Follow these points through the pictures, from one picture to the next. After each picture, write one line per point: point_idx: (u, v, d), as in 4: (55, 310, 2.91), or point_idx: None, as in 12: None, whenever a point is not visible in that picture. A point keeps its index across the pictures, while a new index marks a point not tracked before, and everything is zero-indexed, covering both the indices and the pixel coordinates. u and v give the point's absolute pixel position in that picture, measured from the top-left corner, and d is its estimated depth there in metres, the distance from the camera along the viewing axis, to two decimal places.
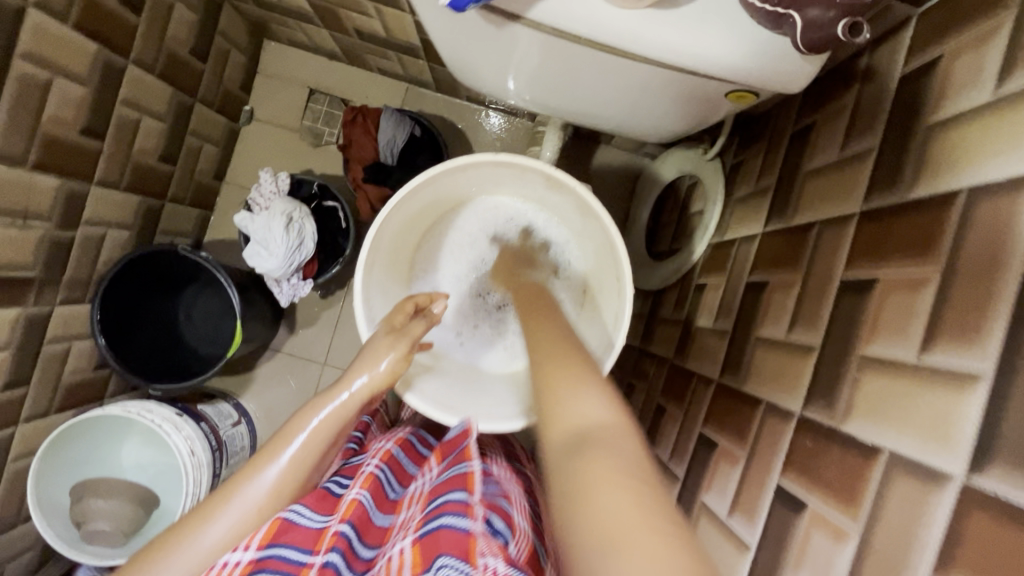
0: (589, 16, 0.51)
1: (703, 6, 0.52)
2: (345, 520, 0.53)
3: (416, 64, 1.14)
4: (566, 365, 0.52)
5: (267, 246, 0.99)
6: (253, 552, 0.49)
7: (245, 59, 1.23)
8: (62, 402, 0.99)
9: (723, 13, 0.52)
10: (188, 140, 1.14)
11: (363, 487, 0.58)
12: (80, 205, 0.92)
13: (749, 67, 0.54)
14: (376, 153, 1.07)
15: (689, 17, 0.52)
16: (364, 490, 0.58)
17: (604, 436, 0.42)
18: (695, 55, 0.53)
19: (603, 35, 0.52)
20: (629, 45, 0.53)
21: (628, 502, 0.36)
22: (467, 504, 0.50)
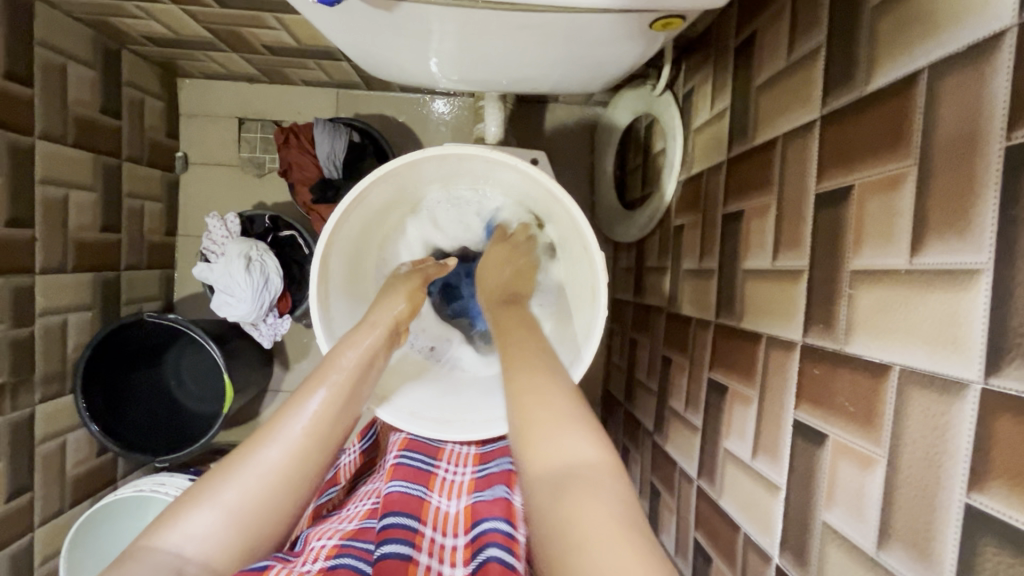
0: None
1: None
2: (390, 514, 0.53)
3: (338, 67, 1.07)
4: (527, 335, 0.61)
5: (232, 292, 0.95)
6: (322, 563, 0.48)
7: (162, 105, 1.17)
8: (74, 495, 0.97)
9: None
10: (126, 202, 1.09)
11: (392, 480, 0.59)
12: (30, 298, 0.88)
13: None
14: (319, 171, 1.02)
15: None
16: (397, 481, 0.59)
17: (587, 474, 0.42)
18: None
19: None
20: None
21: (628, 554, 0.36)
22: (513, 539, 0.51)
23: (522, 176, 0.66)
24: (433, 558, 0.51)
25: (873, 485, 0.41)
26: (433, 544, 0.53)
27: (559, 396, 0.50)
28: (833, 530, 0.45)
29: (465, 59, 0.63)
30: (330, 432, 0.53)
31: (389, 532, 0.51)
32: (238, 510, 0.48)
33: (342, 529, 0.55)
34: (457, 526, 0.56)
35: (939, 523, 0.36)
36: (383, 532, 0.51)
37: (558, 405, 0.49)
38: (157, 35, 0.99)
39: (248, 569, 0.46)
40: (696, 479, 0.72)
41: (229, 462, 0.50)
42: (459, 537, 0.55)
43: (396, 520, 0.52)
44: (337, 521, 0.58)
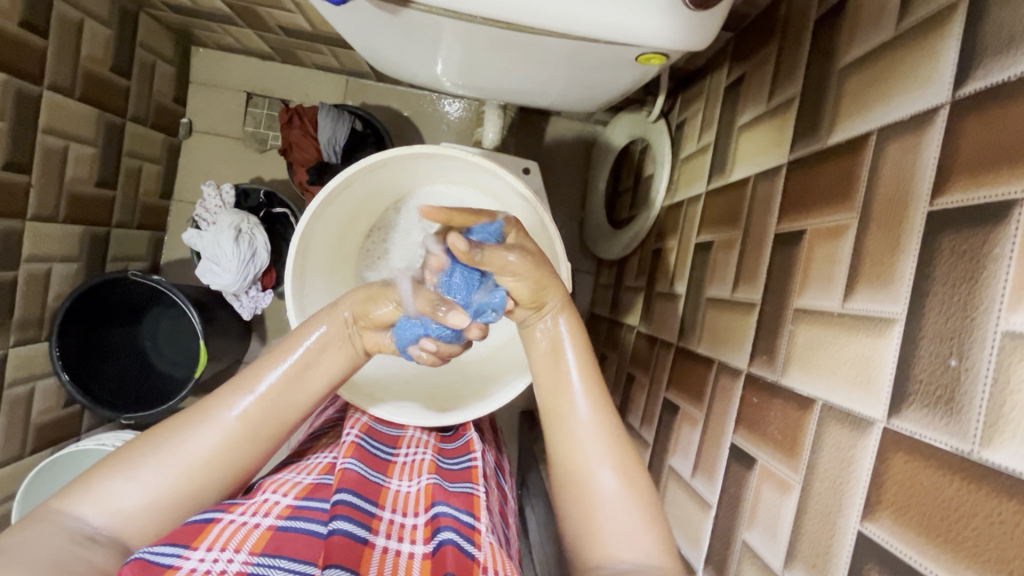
0: None
1: None
2: (342, 488, 0.54)
3: (351, 56, 1.10)
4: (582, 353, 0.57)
5: (219, 261, 0.97)
6: (272, 519, 0.52)
7: (174, 70, 1.19)
8: (36, 442, 0.98)
9: None
10: (125, 161, 1.10)
11: (348, 456, 0.59)
12: (17, 242, 0.89)
13: (653, 24, 0.51)
14: (319, 154, 1.04)
15: None
16: (353, 459, 0.59)
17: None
18: (596, 23, 0.51)
19: (504, 10, 0.50)
20: (523, 19, 0.50)
21: None
22: (473, 529, 0.53)
23: (501, 180, 0.69)
24: (390, 539, 0.53)
25: (788, 508, 0.44)
26: (391, 525, 0.55)
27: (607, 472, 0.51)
28: (750, 549, 0.48)
29: (467, 66, 0.65)
30: (262, 428, 0.55)
31: (339, 508, 0.51)
32: (159, 482, 0.51)
33: (302, 484, 0.58)
34: (417, 505, 0.58)
35: (836, 546, 0.39)
36: (333, 508, 0.51)
37: (604, 490, 0.50)
38: (175, 3, 1.01)
39: (193, 520, 0.49)
40: None
41: (156, 442, 0.52)
42: (420, 516, 0.57)
43: (345, 496, 0.53)
44: (291, 474, 0.61)
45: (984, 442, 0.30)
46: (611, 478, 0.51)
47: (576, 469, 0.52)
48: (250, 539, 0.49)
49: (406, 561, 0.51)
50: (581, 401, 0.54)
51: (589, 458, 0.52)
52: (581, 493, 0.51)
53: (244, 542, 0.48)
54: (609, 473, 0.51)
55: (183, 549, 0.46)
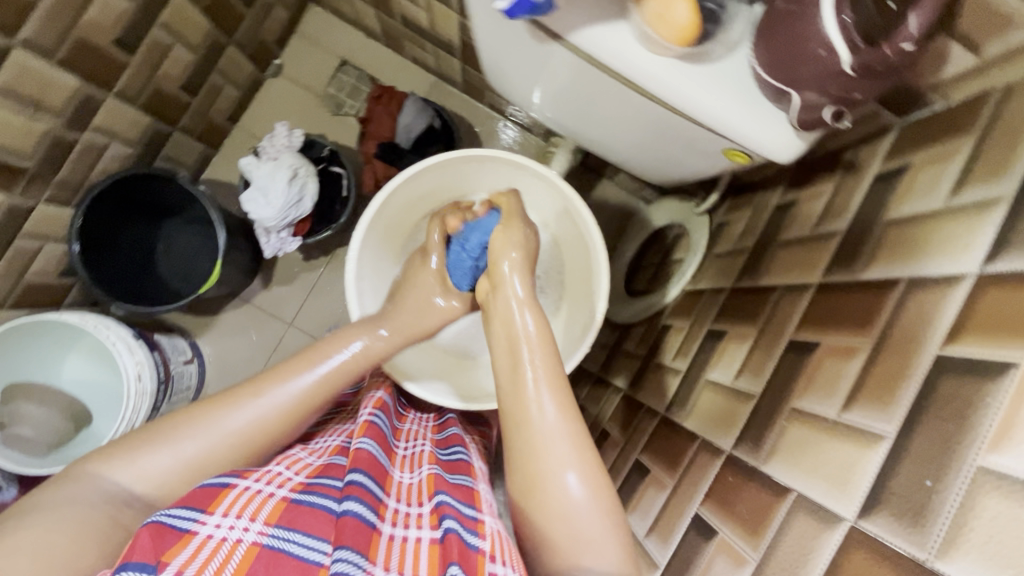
0: (619, 53, 0.50)
1: (721, 68, 0.51)
2: (354, 470, 0.54)
3: (451, 62, 1.19)
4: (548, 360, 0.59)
5: (266, 193, 1.01)
6: (288, 492, 0.52)
7: (287, 16, 1.26)
8: (19, 298, 0.98)
9: (738, 81, 0.51)
10: (213, 78, 1.15)
11: (364, 434, 0.61)
12: (93, 110, 0.92)
13: (751, 126, 0.52)
14: (392, 134, 1.10)
15: (703, 76, 0.51)
16: (367, 439, 0.60)
17: None
18: (709, 113, 0.52)
19: (632, 73, 0.51)
20: (648, 87, 0.52)
21: None
22: (478, 522, 0.55)
23: (569, 209, 0.76)
24: (396, 526, 0.53)
25: None
26: (396, 513, 0.55)
27: (572, 480, 0.53)
28: None
29: (561, 96, 0.70)
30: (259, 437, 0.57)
31: (352, 489, 0.52)
32: (183, 458, 0.54)
33: (312, 463, 0.59)
34: (419, 495, 0.59)
35: None
36: (348, 488, 0.52)
37: (574, 500, 0.52)
38: None
39: (211, 485, 0.51)
40: None
41: (193, 416, 0.55)
42: (426, 505, 0.58)
43: (358, 478, 0.54)
44: (300, 451, 0.62)
45: (940, 553, 0.36)
46: (578, 488, 0.52)
47: (536, 476, 0.53)
48: (264, 508, 0.49)
49: (413, 545, 0.52)
50: (548, 409, 0.55)
51: (553, 464, 0.53)
52: (545, 500, 0.52)
53: (259, 513, 0.49)
54: (574, 478, 0.53)
55: (197, 514, 0.48)
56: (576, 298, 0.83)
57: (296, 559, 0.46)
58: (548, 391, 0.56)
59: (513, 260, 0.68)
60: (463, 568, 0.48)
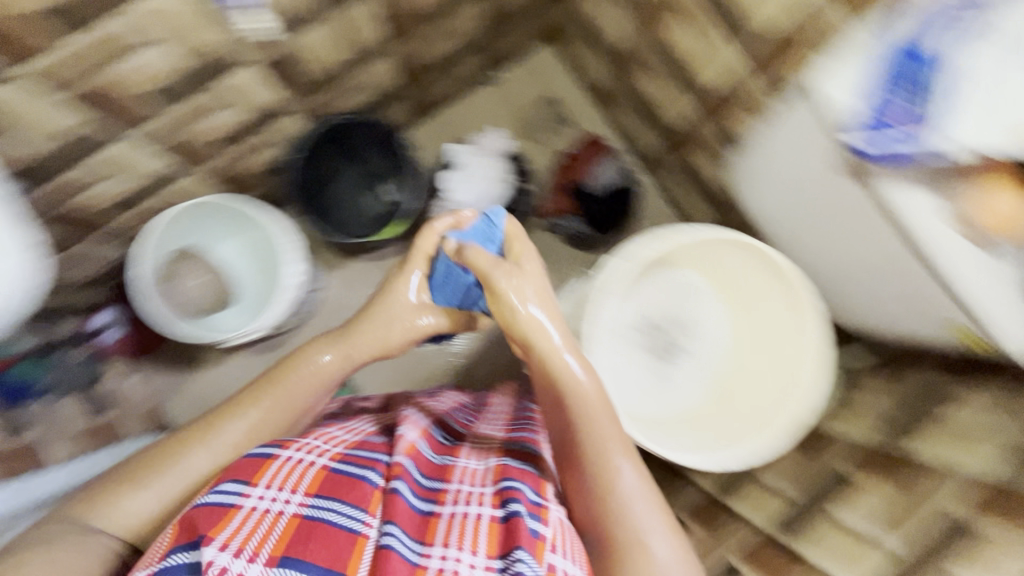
0: (933, 232, 0.70)
1: (1000, 266, 0.69)
2: (405, 456, 0.68)
3: (649, 138, 1.30)
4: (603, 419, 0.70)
5: (474, 187, 1.15)
6: (326, 460, 0.65)
7: (521, 43, 1.39)
8: (216, 182, 1.05)
9: (1002, 282, 0.70)
10: (448, 69, 1.27)
11: (405, 455, 0.68)
12: (365, 60, 1.03)
13: (996, 307, 0.70)
14: (583, 177, 1.21)
15: (985, 268, 0.70)
16: (407, 460, 0.68)
17: None
18: (974, 296, 0.71)
19: (931, 244, 0.70)
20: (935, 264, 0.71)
21: None
22: (541, 508, 0.63)
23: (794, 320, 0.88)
24: (457, 505, 0.63)
25: None
26: (460, 493, 0.65)
27: (659, 548, 0.64)
28: None
29: (809, 213, 0.87)
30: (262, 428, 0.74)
31: (395, 471, 0.65)
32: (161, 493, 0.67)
33: (344, 441, 0.70)
34: (484, 479, 0.67)
35: None
36: (363, 459, 0.66)
37: (658, 555, 0.63)
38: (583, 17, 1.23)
39: (255, 457, 0.65)
40: None
41: (198, 437, 0.71)
42: (488, 487, 0.65)
43: (404, 462, 0.67)
44: (337, 429, 0.74)
45: None
46: (665, 551, 0.64)
47: (614, 522, 0.65)
48: (306, 481, 0.62)
49: (469, 522, 0.61)
50: (627, 476, 0.67)
51: (644, 528, 0.64)
52: (637, 549, 0.63)
53: (300, 485, 0.62)
54: (662, 545, 0.64)
55: (243, 483, 0.62)
56: (742, 390, 0.96)
57: (342, 527, 0.58)
58: (627, 462, 0.68)
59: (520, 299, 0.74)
60: (529, 552, 0.57)
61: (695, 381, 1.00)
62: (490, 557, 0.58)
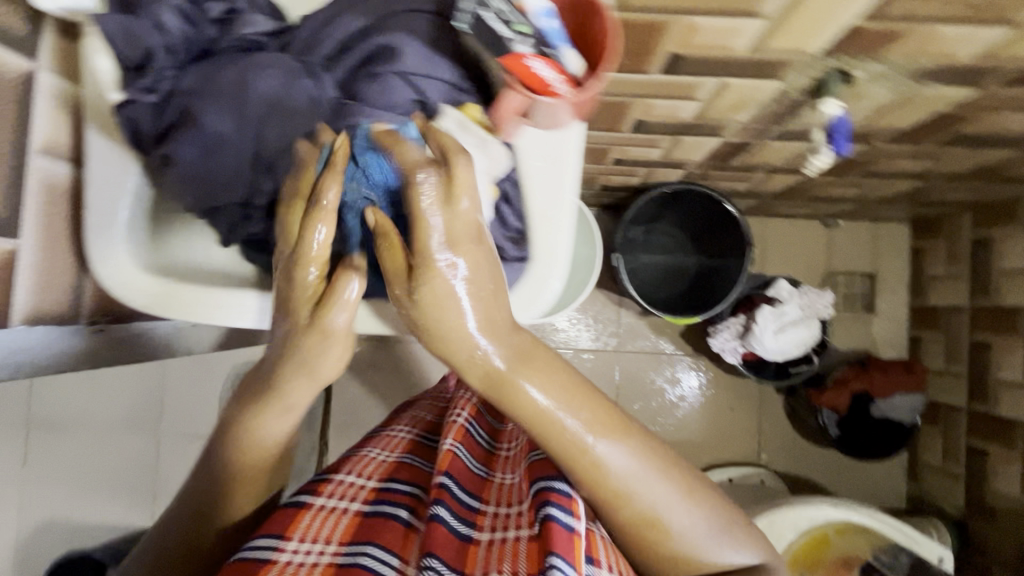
0: None
1: None
2: (443, 471, 0.62)
3: (954, 395, 1.17)
4: (539, 366, 0.52)
5: (776, 335, 1.07)
6: (359, 504, 0.62)
7: (891, 215, 1.28)
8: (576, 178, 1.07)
9: None
10: (817, 202, 1.19)
11: (455, 441, 0.68)
12: (787, 173, 0.98)
13: None
14: (877, 397, 1.11)
15: None
16: (456, 446, 0.67)
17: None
18: None
19: None
20: None
21: None
22: (571, 500, 0.51)
23: None
24: (499, 531, 0.59)
25: None
26: (500, 518, 0.62)
27: (681, 508, 0.52)
28: None
29: None
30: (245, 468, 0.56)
31: (398, 497, 0.63)
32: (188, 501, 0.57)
33: (370, 474, 0.67)
34: (521, 494, 0.63)
35: None
36: (382, 496, 0.63)
37: (678, 523, 0.52)
38: (987, 249, 1.11)
39: (288, 509, 0.59)
40: None
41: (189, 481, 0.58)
42: (524, 504, 0.61)
43: (405, 488, 0.65)
44: (372, 449, 0.73)
45: None
46: (698, 520, 0.52)
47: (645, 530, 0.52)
48: (339, 527, 0.58)
49: (511, 546, 0.56)
50: (615, 458, 0.51)
51: (653, 502, 0.51)
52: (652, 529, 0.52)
53: (332, 535, 0.57)
54: (680, 506, 0.52)
55: (280, 535, 0.55)
56: None
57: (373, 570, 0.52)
58: (606, 439, 0.52)
59: (477, 225, 0.52)
60: (567, 559, 0.45)
61: None
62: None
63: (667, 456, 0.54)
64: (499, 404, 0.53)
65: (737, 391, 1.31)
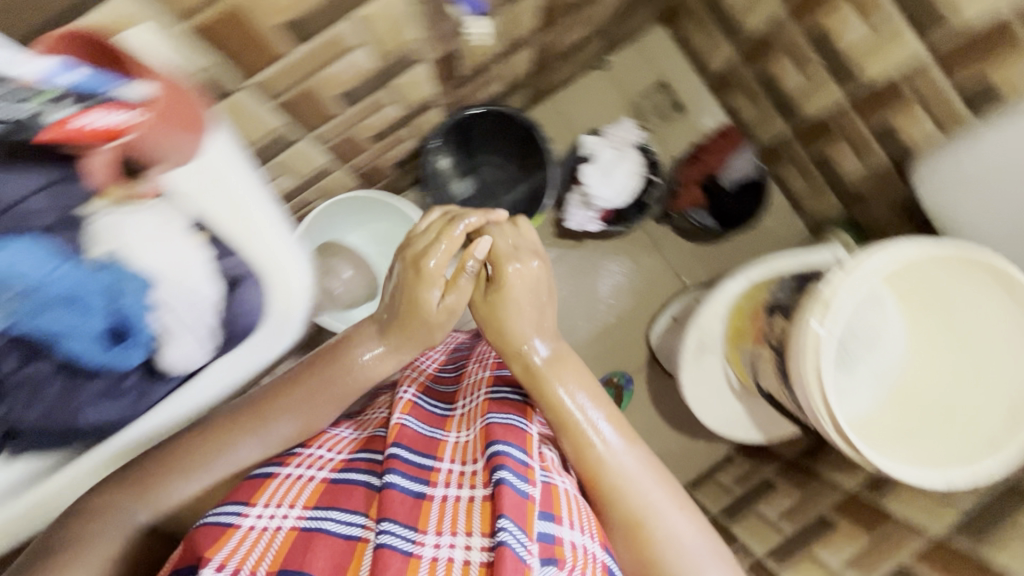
0: None
1: None
2: (394, 442, 0.61)
3: (776, 128, 1.25)
4: (568, 365, 0.71)
5: (609, 178, 1.13)
6: (326, 473, 0.61)
7: (639, 25, 1.34)
8: (363, 175, 1.08)
9: None
10: (571, 56, 1.24)
11: (404, 414, 0.66)
12: (515, 50, 1.01)
13: None
14: (719, 169, 1.21)
15: None
16: (408, 418, 0.66)
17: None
18: None
19: None
20: None
21: None
22: (526, 468, 0.57)
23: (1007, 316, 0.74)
24: (448, 488, 0.57)
25: None
26: (450, 475, 0.59)
27: (676, 515, 0.64)
28: None
29: None
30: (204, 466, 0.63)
31: (359, 465, 0.62)
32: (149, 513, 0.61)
33: (339, 449, 0.66)
34: (470, 453, 0.62)
35: None
36: (350, 465, 0.62)
37: (672, 521, 0.63)
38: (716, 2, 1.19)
39: (257, 476, 0.62)
40: None
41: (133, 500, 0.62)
42: (479, 461, 0.59)
43: (363, 456, 0.64)
44: (343, 431, 0.71)
45: None
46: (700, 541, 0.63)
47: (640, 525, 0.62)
48: (304, 494, 0.58)
49: (462, 506, 0.55)
50: (612, 437, 0.66)
51: (645, 503, 0.63)
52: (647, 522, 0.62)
53: (298, 498, 0.58)
54: (673, 515, 0.63)
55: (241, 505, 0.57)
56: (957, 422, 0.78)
57: (336, 533, 0.53)
58: (609, 426, 0.67)
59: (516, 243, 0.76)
60: (514, 521, 0.50)
61: (871, 387, 0.87)
62: (483, 534, 0.52)
63: (662, 476, 0.67)
64: (529, 388, 0.69)
65: (629, 245, 1.36)
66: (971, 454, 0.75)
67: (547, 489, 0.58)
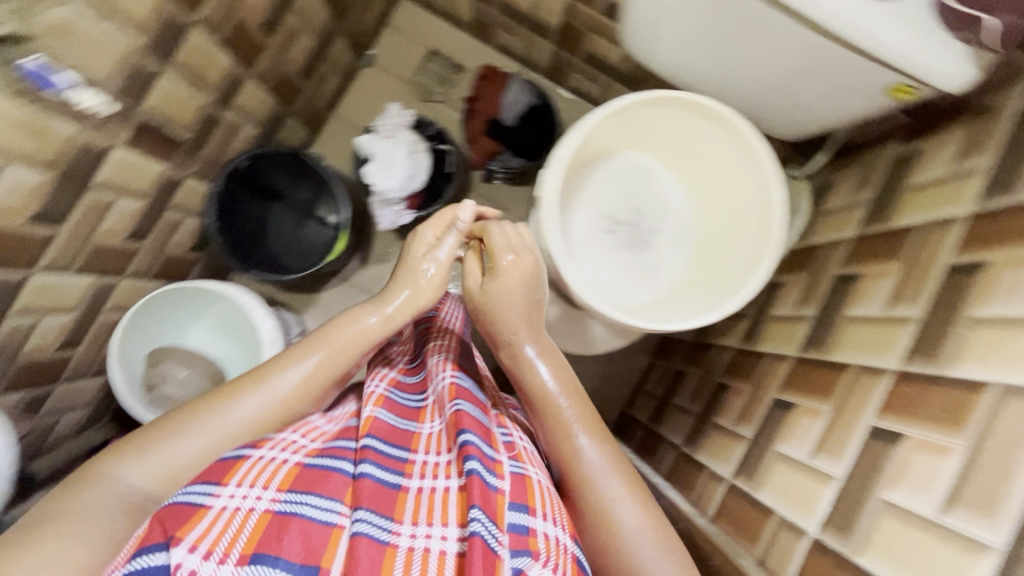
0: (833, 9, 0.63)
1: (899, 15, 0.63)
2: (366, 433, 0.59)
3: (543, 46, 1.24)
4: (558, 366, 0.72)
5: (391, 167, 1.12)
6: (300, 457, 0.57)
7: (381, 8, 1.32)
8: (158, 272, 1.04)
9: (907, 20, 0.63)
10: (320, 67, 1.21)
11: (377, 407, 0.63)
12: (235, 89, 0.98)
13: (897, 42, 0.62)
14: (498, 110, 1.21)
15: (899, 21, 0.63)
16: (381, 410, 0.64)
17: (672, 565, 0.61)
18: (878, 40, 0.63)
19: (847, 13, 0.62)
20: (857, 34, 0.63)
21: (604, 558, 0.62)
22: (495, 461, 0.57)
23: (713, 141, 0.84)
24: (422, 479, 0.57)
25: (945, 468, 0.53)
26: (424, 465, 0.59)
27: (635, 507, 0.63)
28: (895, 505, 0.57)
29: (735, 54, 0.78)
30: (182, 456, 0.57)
31: (334, 451, 0.59)
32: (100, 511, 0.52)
33: (324, 431, 0.64)
34: (443, 443, 0.61)
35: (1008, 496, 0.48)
36: (327, 450, 0.59)
37: (620, 512, 0.63)
38: None
39: (225, 457, 0.55)
40: (731, 477, 0.82)
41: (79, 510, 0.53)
42: (453, 451, 0.58)
43: (340, 443, 0.61)
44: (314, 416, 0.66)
45: None
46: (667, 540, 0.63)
47: (597, 512, 0.63)
48: (276, 476, 0.54)
49: (437, 496, 0.55)
50: (592, 449, 0.66)
51: (611, 496, 0.63)
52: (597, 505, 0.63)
53: (271, 480, 0.53)
54: (629, 510, 0.63)
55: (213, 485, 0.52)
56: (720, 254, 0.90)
57: (314, 521, 0.50)
58: (590, 437, 0.66)
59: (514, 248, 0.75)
60: (483, 510, 0.51)
61: (672, 253, 0.98)
62: (457, 523, 0.52)
63: (629, 476, 0.66)
64: (519, 374, 0.72)
65: None
66: (743, 273, 0.83)
67: (519, 483, 0.57)
